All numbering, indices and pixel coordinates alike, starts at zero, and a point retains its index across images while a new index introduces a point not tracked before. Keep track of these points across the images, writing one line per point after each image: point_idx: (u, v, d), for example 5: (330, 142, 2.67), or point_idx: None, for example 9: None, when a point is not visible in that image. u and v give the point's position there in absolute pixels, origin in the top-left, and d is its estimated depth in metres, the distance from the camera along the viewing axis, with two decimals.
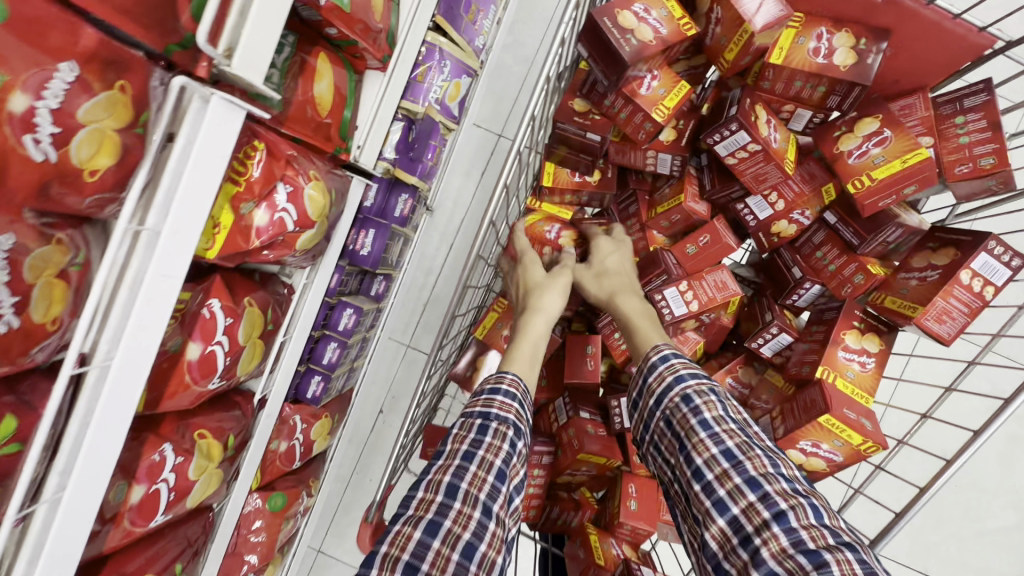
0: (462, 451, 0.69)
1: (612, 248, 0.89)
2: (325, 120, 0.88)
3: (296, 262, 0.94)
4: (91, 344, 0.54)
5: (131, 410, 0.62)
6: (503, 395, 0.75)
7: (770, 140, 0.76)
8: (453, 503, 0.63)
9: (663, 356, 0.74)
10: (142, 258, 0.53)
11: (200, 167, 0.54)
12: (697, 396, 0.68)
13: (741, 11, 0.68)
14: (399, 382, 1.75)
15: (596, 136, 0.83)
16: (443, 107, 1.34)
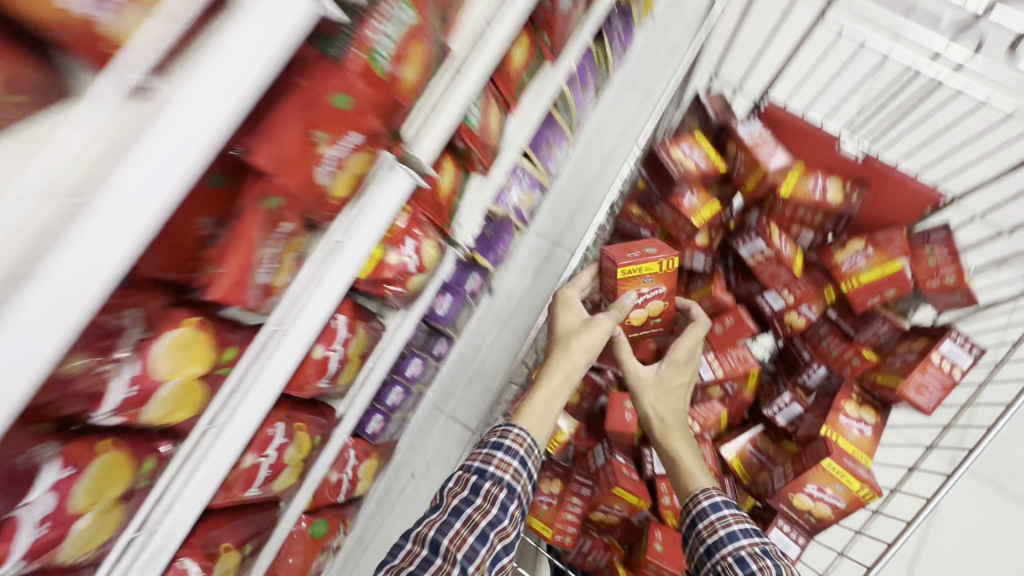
0: (453, 507, 0.85)
1: (682, 356, 1.00)
2: (444, 202, 1.18)
3: (396, 303, 1.17)
4: (282, 314, 0.75)
5: (282, 379, 0.75)
6: (502, 450, 0.90)
7: (782, 249, 1.00)
8: (434, 559, 0.80)
9: (718, 500, 0.83)
10: (329, 260, 0.76)
11: (377, 209, 0.79)
12: (749, 560, 0.76)
13: (758, 156, 0.98)
14: (435, 450, 1.87)
15: (647, 233, 1.10)
16: (519, 212, 1.67)
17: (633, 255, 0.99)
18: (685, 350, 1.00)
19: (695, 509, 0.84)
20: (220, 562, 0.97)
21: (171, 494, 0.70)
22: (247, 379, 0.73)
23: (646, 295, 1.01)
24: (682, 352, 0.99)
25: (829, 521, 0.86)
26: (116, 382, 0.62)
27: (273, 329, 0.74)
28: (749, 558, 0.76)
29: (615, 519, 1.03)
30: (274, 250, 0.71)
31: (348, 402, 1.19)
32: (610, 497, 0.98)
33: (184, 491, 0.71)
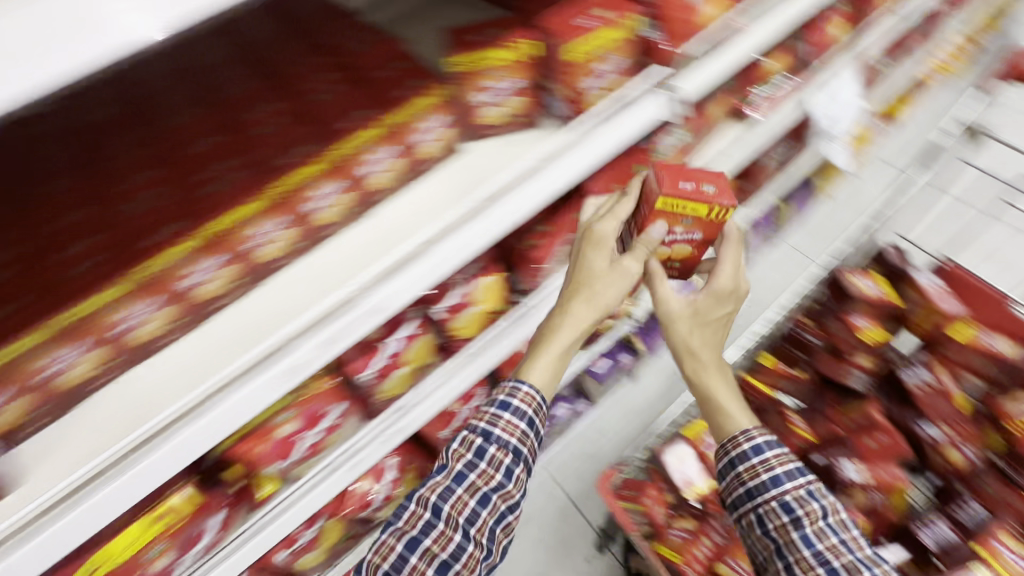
0: (455, 472, 0.85)
1: (727, 292, 0.87)
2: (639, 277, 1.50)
3: (580, 337, 1.44)
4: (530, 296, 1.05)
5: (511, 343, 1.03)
6: (510, 411, 0.87)
7: (947, 385, 1.15)
8: (437, 523, 0.83)
9: (760, 441, 0.81)
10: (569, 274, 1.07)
11: None
12: (796, 506, 0.76)
13: (934, 300, 1.17)
14: (534, 509, 1.87)
15: (817, 340, 1.28)
16: None
17: (686, 185, 0.79)
18: (727, 288, 0.86)
19: (735, 450, 0.83)
20: (403, 478, 1.24)
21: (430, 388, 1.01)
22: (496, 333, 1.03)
23: (676, 236, 0.85)
24: (723, 290, 0.86)
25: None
26: (455, 290, 0.97)
27: (521, 305, 1.04)
28: (794, 503, 0.76)
29: None
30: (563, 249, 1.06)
31: None
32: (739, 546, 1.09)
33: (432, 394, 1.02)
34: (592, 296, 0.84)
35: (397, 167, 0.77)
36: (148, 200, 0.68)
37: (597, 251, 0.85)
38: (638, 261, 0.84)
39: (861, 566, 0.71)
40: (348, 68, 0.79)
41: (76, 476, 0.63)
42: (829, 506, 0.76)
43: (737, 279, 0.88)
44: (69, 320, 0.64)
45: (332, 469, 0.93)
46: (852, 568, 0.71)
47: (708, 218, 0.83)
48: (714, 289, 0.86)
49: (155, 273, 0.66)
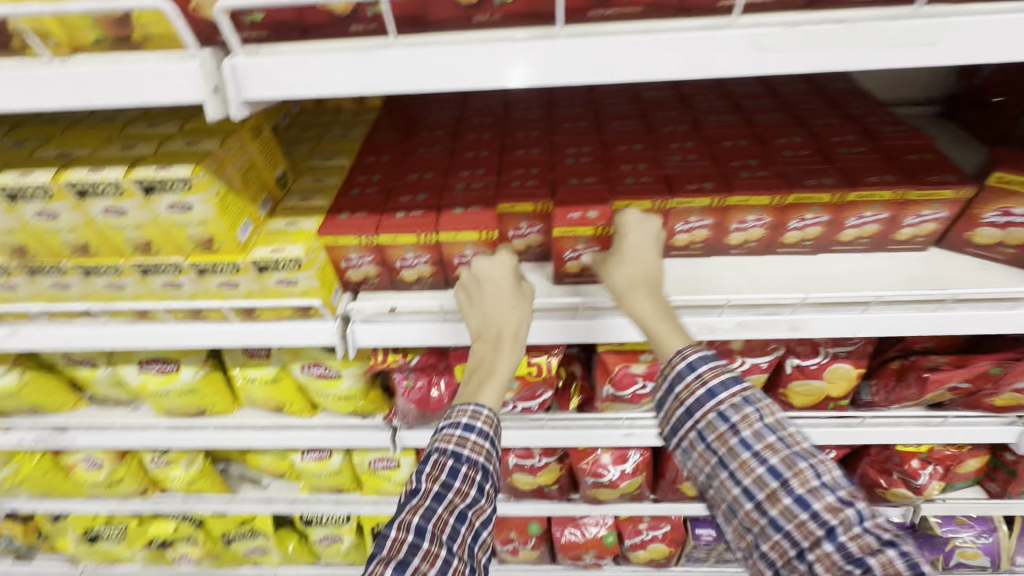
0: (435, 492, 0.67)
1: (635, 232, 0.79)
2: (957, 476, 1.30)
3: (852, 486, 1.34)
4: (868, 413, 1.05)
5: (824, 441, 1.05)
6: (476, 433, 0.72)
7: None
8: (422, 543, 0.63)
9: (693, 359, 0.69)
10: (921, 423, 1.03)
11: (975, 433, 1.01)
12: (732, 415, 0.66)
13: None
14: None
15: None
16: (952, 552, 1.52)
17: (572, 214, 0.80)
18: (626, 224, 0.79)
19: (672, 376, 0.70)
20: (631, 478, 1.29)
21: None
22: (812, 421, 1.06)
23: (582, 250, 0.85)
24: (623, 227, 0.79)
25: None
26: (817, 356, 1.00)
27: (855, 416, 1.05)
28: (731, 412, 0.66)
29: None
30: (945, 389, 0.98)
31: None
32: None
33: None
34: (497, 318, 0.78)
35: (869, 231, 0.86)
36: (684, 160, 0.88)
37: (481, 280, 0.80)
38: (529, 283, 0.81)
39: (801, 459, 0.62)
40: (869, 138, 0.90)
41: (544, 302, 0.86)
42: (767, 408, 0.66)
43: (645, 222, 0.79)
44: (613, 206, 0.82)
45: (610, 426, 1.08)
46: (793, 464, 0.62)
47: (605, 234, 0.82)
48: (618, 233, 0.79)
49: (676, 206, 0.83)
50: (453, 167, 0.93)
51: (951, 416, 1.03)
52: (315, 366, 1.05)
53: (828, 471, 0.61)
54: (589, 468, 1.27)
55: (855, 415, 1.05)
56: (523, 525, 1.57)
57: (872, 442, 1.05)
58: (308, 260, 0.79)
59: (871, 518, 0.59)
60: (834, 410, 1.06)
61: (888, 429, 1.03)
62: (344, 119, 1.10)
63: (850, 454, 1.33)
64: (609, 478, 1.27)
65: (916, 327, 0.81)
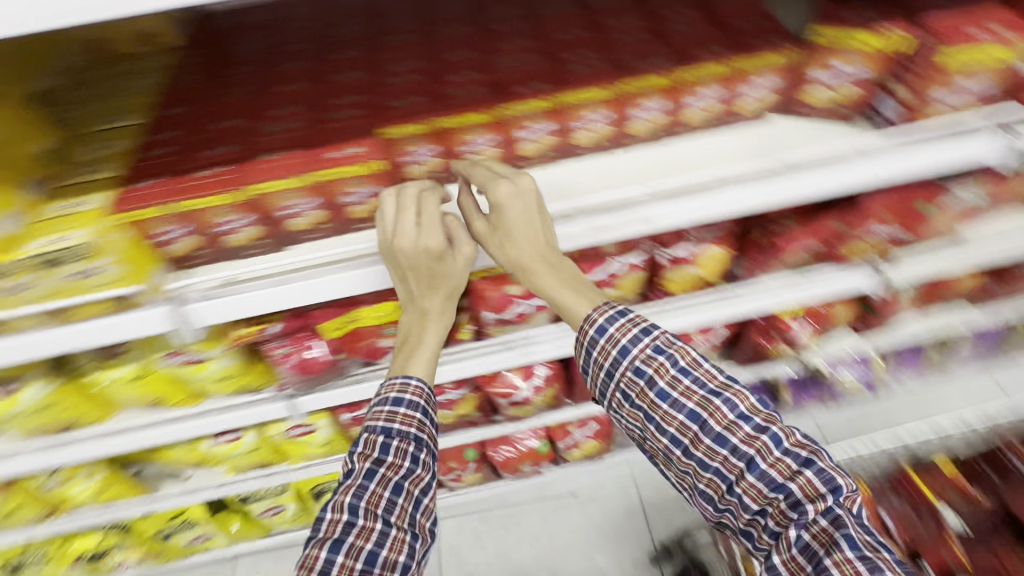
0: (366, 471, 0.72)
1: (521, 205, 0.74)
2: (830, 324, 1.43)
3: (743, 353, 1.45)
4: (740, 287, 1.10)
5: (705, 322, 1.09)
6: (405, 405, 0.78)
7: None
8: (355, 519, 0.69)
9: (603, 322, 0.74)
10: (787, 287, 1.09)
11: (833, 286, 1.09)
12: (647, 368, 0.73)
13: None
14: (603, 492, 1.92)
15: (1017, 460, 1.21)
16: (836, 389, 1.71)
17: (334, 152, 0.73)
18: (514, 194, 0.73)
19: (587, 341, 0.75)
20: (544, 391, 1.34)
21: None
22: (692, 305, 1.09)
23: (365, 194, 0.78)
24: (509, 201, 0.73)
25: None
26: (686, 244, 1.03)
27: (729, 291, 1.09)
28: (645, 365, 0.73)
29: None
30: (801, 251, 1.05)
31: None
32: None
33: None
34: (440, 277, 0.80)
35: (713, 109, 0.84)
36: (517, 61, 0.82)
37: (410, 251, 0.75)
38: (469, 238, 0.79)
39: (711, 396, 0.71)
40: (701, 10, 0.87)
41: None
42: (678, 355, 0.73)
43: (523, 185, 0.74)
44: (384, 136, 0.76)
45: (506, 347, 1.09)
46: (708, 407, 0.71)
47: (380, 171, 0.75)
48: (502, 208, 0.73)
49: (513, 114, 0.78)
50: (262, 107, 0.81)
51: (810, 272, 1.09)
52: (176, 353, 0.97)
53: (742, 404, 0.71)
54: (502, 391, 1.29)
55: (730, 290, 1.09)
56: (459, 453, 1.63)
57: (748, 314, 1.09)
58: (99, 244, 0.69)
59: (787, 440, 0.69)
60: (710, 290, 1.11)
61: (760, 298, 1.08)
62: (127, 67, 0.92)
63: (738, 325, 1.42)
64: (521, 395, 1.31)
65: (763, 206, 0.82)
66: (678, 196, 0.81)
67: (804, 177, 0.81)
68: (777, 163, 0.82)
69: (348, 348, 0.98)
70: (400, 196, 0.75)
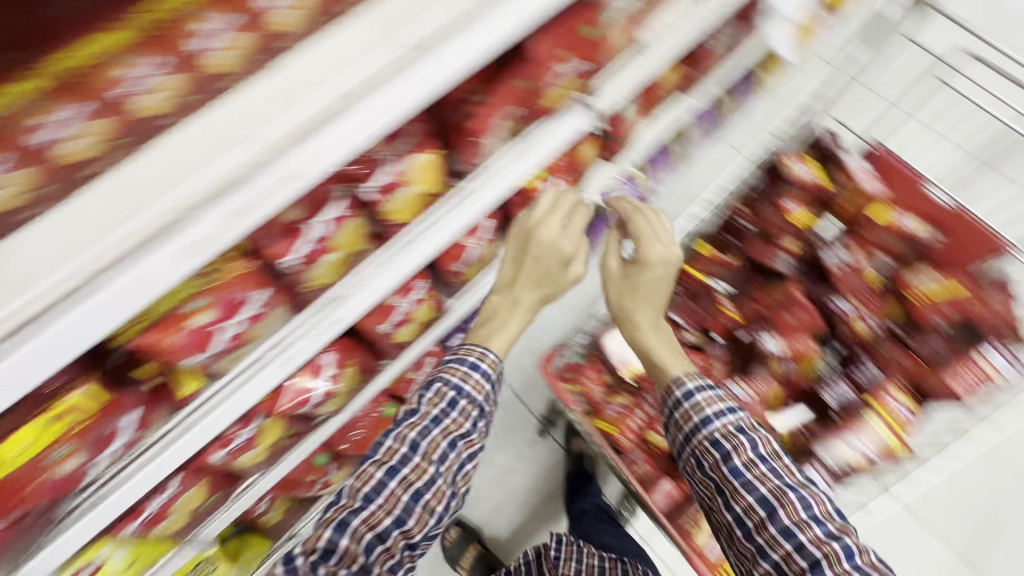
0: (433, 416, 0.99)
1: (653, 242, 1.12)
2: (580, 167, 1.46)
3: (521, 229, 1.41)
4: (474, 177, 0.97)
5: (453, 231, 0.93)
6: (478, 370, 1.06)
7: (863, 265, 1.25)
8: (412, 456, 0.95)
9: (689, 387, 0.97)
10: (515, 154, 0.98)
11: (555, 134, 1.00)
12: (724, 441, 0.89)
13: (858, 184, 1.27)
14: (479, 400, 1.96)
15: (746, 222, 1.38)
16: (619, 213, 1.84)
17: None
18: (660, 257, 1.12)
19: (671, 403, 0.98)
20: (343, 374, 1.20)
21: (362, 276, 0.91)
22: (438, 215, 0.93)
23: None
24: (655, 259, 1.12)
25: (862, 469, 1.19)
26: (385, 166, 0.90)
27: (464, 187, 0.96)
28: (723, 440, 0.89)
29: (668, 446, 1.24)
30: (502, 122, 0.98)
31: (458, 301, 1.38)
32: None
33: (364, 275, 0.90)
34: (548, 279, 1.16)
35: (306, 9, 0.72)
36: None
37: (546, 223, 1.14)
38: (570, 237, 1.15)
39: (787, 490, 0.83)
40: None
41: None
42: (767, 448, 0.89)
43: (670, 249, 1.13)
44: None
45: (261, 365, 0.86)
46: (780, 496, 0.82)
47: None
48: (649, 261, 1.11)
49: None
50: None
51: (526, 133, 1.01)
52: None
53: (815, 506, 0.82)
54: (295, 402, 1.12)
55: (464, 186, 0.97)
56: (310, 466, 1.47)
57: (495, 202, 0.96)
58: None
59: (859, 555, 0.78)
60: (446, 194, 0.97)
61: (495, 177, 0.95)
62: None
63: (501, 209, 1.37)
64: (321, 392, 1.15)
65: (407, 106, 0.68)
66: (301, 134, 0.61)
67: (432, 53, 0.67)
68: (390, 45, 0.66)
69: (11, 504, 0.71)
70: (553, 197, 1.15)
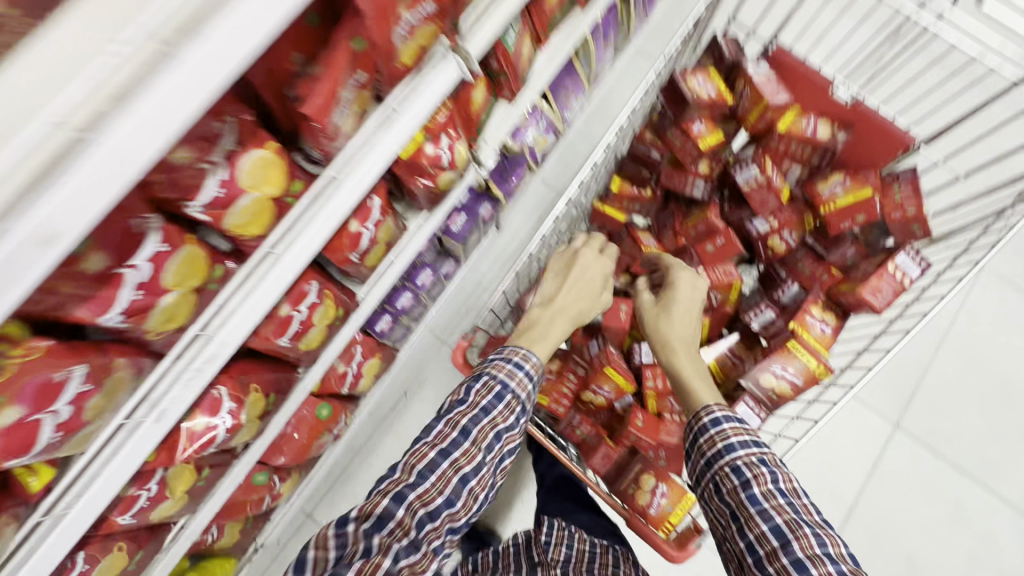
0: (481, 407, 1.02)
1: (686, 280, 1.18)
2: (475, 116, 1.28)
3: (422, 197, 1.25)
4: (340, 163, 0.81)
5: (330, 230, 0.81)
6: (522, 371, 1.08)
7: (773, 178, 1.19)
8: (462, 442, 0.98)
9: (718, 417, 0.99)
10: (383, 128, 0.83)
11: (425, 100, 0.85)
12: (746, 471, 0.90)
13: (761, 92, 1.15)
14: (427, 370, 2.02)
15: (656, 153, 1.28)
16: (533, 152, 1.74)
17: None
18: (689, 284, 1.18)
19: (699, 428, 0.99)
20: (247, 401, 1.07)
21: (227, 309, 0.78)
22: (305, 216, 0.80)
23: None
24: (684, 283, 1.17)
25: (787, 397, 1.12)
26: (212, 178, 0.73)
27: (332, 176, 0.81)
28: (746, 468, 0.90)
29: (603, 402, 1.26)
30: (348, 93, 0.82)
31: (370, 289, 1.27)
32: (601, 376, 1.23)
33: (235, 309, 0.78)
34: (589, 300, 1.20)
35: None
36: None
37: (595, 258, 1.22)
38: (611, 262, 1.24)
39: (802, 523, 0.82)
40: None
41: None
42: (786, 482, 0.89)
43: (694, 283, 1.19)
44: None
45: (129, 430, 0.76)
46: (796, 527, 0.82)
47: None
48: (676, 284, 1.16)
49: None
50: None
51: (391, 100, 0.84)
52: None
53: (830, 544, 0.81)
54: (197, 446, 0.99)
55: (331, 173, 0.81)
56: (250, 486, 1.39)
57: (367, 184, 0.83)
58: None
59: None
60: (312, 187, 0.82)
61: (366, 156, 0.82)
62: None
63: (388, 180, 1.21)
64: (227, 428, 1.03)
65: (172, 125, 0.51)
66: (3, 200, 0.44)
67: (185, 44, 0.50)
68: (117, 40, 0.47)
69: None
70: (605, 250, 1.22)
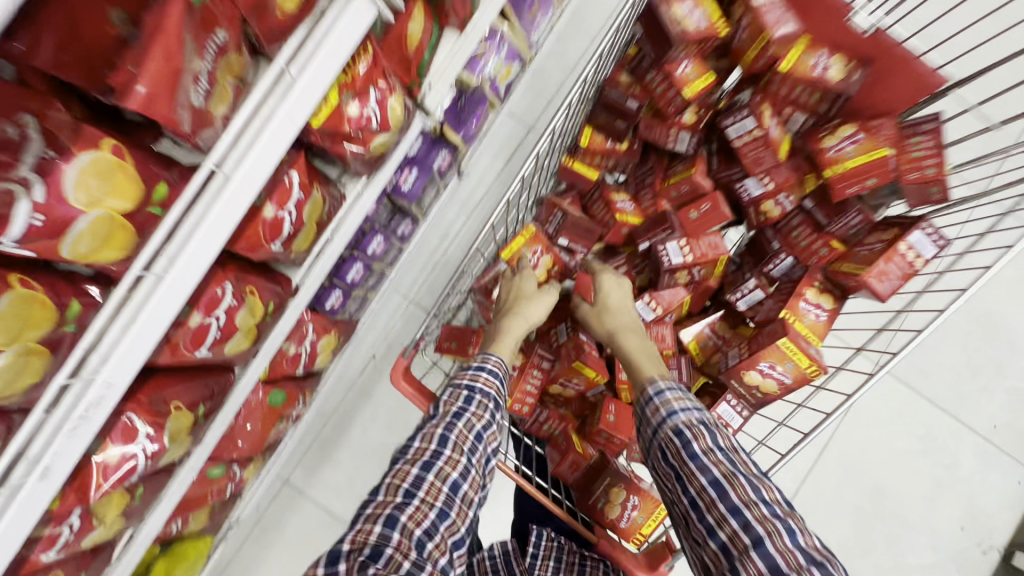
0: (453, 413, 0.93)
1: (610, 283, 1.10)
2: (410, 54, 0.99)
3: (358, 166, 1.03)
4: (224, 154, 0.63)
5: (228, 232, 0.66)
6: (486, 371, 0.99)
7: (770, 130, 1.03)
8: (444, 449, 0.88)
9: (662, 387, 0.93)
10: (277, 100, 0.64)
11: (325, 61, 0.66)
12: (686, 430, 0.85)
13: (764, 23, 0.94)
14: (396, 333, 1.89)
15: (634, 102, 1.07)
16: (494, 85, 1.47)
17: None
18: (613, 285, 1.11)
19: (644, 400, 0.93)
20: (169, 420, 0.94)
21: (102, 349, 0.63)
22: (188, 224, 0.63)
23: None
24: (610, 286, 1.10)
25: (773, 394, 1.07)
26: (25, 200, 0.55)
27: (218, 171, 0.62)
28: (686, 428, 0.86)
29: (573, 393, 1.23)
30: (206, 62, 0.62)
31: (307, 272, 1.10)
32: (570, 370, 1.15)
33: (120, 346, 0.63)
34: (523, 304, 1.08)
35: None
36: None
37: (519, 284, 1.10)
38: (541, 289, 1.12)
39: (739, 473, 0.80)
40: None
41: None
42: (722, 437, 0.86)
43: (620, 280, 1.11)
44: None
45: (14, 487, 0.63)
46: (734, 480, 0.79)
47: None
48: (605, 291, 1.09)
49: None
50: None
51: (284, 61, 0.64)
52: None
53: (767, 492, 0.79)
54: (115, 477, 0.89)
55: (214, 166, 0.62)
56: (206, 479, 1.31)
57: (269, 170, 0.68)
58: None
59: (806, 544, 0.75)
60: (188, 185, 0.62)
61: (262, 138, 0.64)
62: None
63: (303, 146, 0.97)
64: (148, 455, 0.93)
65: None
66: None
67: None
68: None
69: None
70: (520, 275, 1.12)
